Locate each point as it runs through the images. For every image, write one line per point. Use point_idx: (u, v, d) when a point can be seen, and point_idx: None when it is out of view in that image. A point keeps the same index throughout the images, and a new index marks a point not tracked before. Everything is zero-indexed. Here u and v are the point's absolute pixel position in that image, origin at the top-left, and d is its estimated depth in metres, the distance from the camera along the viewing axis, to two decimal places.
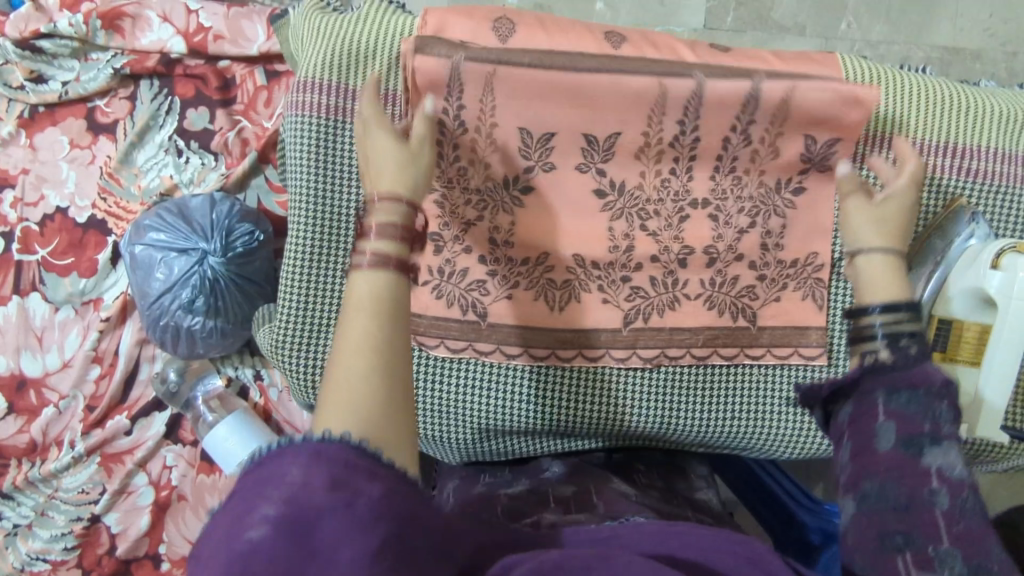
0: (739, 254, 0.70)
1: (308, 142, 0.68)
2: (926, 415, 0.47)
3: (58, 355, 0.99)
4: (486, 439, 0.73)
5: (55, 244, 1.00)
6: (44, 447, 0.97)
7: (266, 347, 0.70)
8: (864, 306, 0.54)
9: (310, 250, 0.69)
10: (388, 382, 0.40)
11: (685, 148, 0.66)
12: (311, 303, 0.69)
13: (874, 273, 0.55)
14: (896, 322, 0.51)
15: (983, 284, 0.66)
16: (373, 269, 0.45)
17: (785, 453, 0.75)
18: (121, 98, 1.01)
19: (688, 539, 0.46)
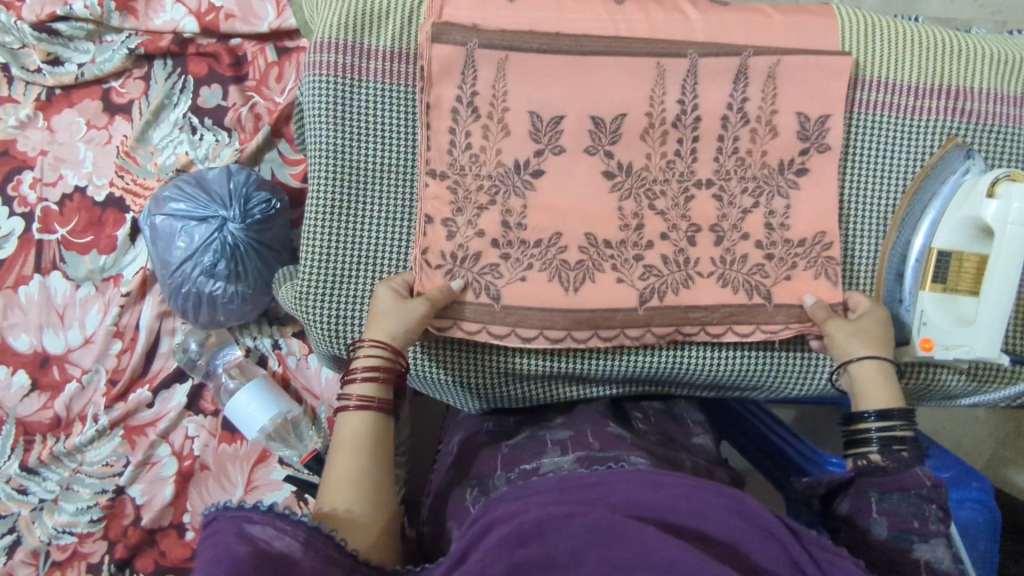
0: (744, 233, 0.72)
1: (325, 100, 0.71)
2: (914, 513, 0.60)
3: (80, 332, 1.02)
4: (505, 384, 0.75)
5: (75, 223, 1.02)
6: (68, 423, 1.00)
7: (290, 301, 0.72)
8: (862, 411, 0.66)
9: (331, 204, 0.71)
10: (371, 503, 0.61)
11: (688, 128, 0.71)
12: (333, 255, 0.71)
13: (864, 383, 0.67)
14: (888, 431, 0.64)
15: (979, 212, 0.66)
16: (358, 409, 0.64)
17: (794, 391, 0.76)
18: (136, 78, 1.02)
19: (680, 490, 0.50)
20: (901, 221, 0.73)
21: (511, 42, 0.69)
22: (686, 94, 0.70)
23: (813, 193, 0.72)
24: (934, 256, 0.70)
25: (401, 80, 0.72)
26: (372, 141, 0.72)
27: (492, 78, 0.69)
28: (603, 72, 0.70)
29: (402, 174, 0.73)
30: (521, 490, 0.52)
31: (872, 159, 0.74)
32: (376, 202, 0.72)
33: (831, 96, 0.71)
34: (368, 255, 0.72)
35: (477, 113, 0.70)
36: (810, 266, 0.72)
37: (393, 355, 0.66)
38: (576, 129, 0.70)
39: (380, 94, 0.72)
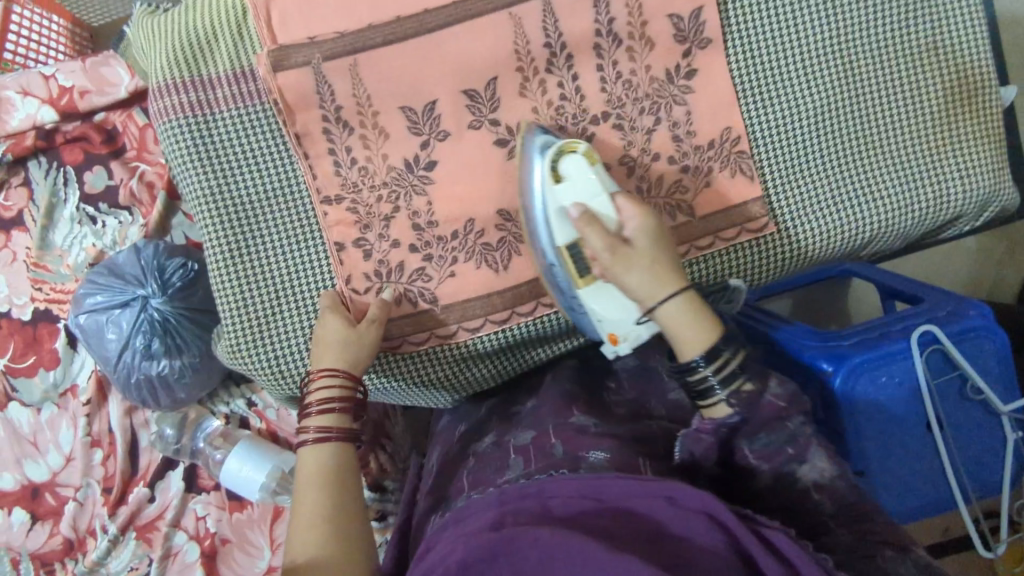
0: (653, 154, 0.70)
1: (184, 147, 0.68)
2: (786, 441, 0.58)
3: (58, 452, 1.00)
4: (469, 373, 0.73)
5: (12, 349, 0.99)
6: (81, 541, 1.00)
7: (225, 357, 0.70)
8: (688, 361, 0.59)
9: (227, 249, 0.68)
10: (338, 537, 0.59)
11: (564, 69, 0.68)
12: (248, 300, 0.69)
13: (674, 323, 0.60)
14: (722, 369, 0.58)
15: (559, 202, 0.63)
16: (316, 441, 0.63)
17: (756, 281, 0.73)
18: (16, 186, 0.97)
19: (610, 488, 0.51)
20: (530, 229, 0.67)
21: (355, 44, 0.66)
22: (549, 33, 0.67)
23: (706, 89, 0.70)
24: (567, 253, 0.64)
25: (251, 99, 0.67)
26: (246, 172, 0.68)
27: (350, 88, 0.66)
28: (455, 41, 0.66)
29: (288, 195, 0.69)
30: (461, 517, 0.55)
31: (757, 23, 0.69)
32: (272, 232, 0.69)
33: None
34: (282, 287, 0.69)
35: (350, 127, 0.67)
36: (730, 167, 0.70)
37: (347, 382, 0.65)
38: (449, 108, 0.68)
39: (236, 122, 0.68)
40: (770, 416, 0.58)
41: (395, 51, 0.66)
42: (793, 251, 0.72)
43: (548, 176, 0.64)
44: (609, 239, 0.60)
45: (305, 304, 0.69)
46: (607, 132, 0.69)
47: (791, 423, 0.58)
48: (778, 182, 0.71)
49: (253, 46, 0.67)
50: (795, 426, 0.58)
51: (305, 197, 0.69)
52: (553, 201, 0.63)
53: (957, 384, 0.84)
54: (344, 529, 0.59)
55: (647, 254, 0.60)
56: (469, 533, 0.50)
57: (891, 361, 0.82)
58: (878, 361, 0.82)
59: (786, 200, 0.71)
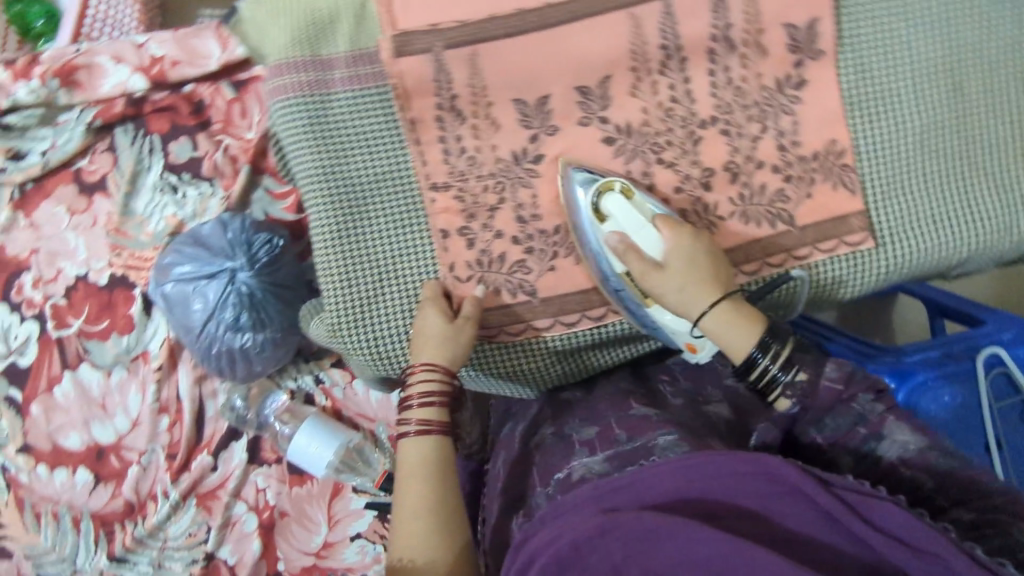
0: (757, 161, 0.70)
1: (302, 125, 0.68)
2: (858, 422, 0.61)
3: (126, 416, 1.02)
4: (557, 367, 0.74)
5: (87, 312, 1.01)
6: (142, 504, 1.02)
7: (324, 334, 0.72)
8: (749, 360, 0.62)
9: (336, 229, 0.70)
10: (442, 527, 0.63)
11: (676, 72, 0.69)
12: (352, 280, 0.70)
13: (724, 331, 0.63)
14: (778, 360, 0.62)
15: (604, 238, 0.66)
16: (420, 434, 0.65)
17: (849, 292, 0.73)
18: (101, 151, 0.99)
19: (710, 469, 0.52)
20: (585, 259, 0.69)
21: (475, 34, 0.66)
22: (666, 36, 0.67)
23: (816, 99, 0.69)
24: (627, 280, 0.66)
25: (370, 82, 0.69)
26: (358, 153, 0.69)
27: (466, 77, 0.67)
28: (574, 39, 0.67)
29: (398, 180, 0.70)
30: (558, 508, 0.55)
31: (872, 35, 0.69)
32: (380, 216, 0.70)
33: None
34: (386, 269, 0.70)
35: (462, 115, 0.68)
36: (833, 180, 0.70)
37: (446, 378, 0.66)
38: (561, 104, 0.69)
39: (353, 103, 0.69)
40: (830, 401, 0.62)
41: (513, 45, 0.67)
42: (889, 266, 0.71)
43: (592, 216, 0.66)
44: (648, 263, 0.64)
45: (409, 287, 0.70)
46: (715, 138, 0.70)
47: (857, 402, 0.62)
48: (883, 194, 0.71)
49: (373, 30, 0.70)
50: (863, 405, 0.62)
51: (414, 184, 0.70)
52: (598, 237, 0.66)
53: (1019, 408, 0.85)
54: (449, 520, 0.63)
55: (683, 276, 0.63)
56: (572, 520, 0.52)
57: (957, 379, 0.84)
58: (944, 378, 0.83)
59: (889, 213, 0.71)
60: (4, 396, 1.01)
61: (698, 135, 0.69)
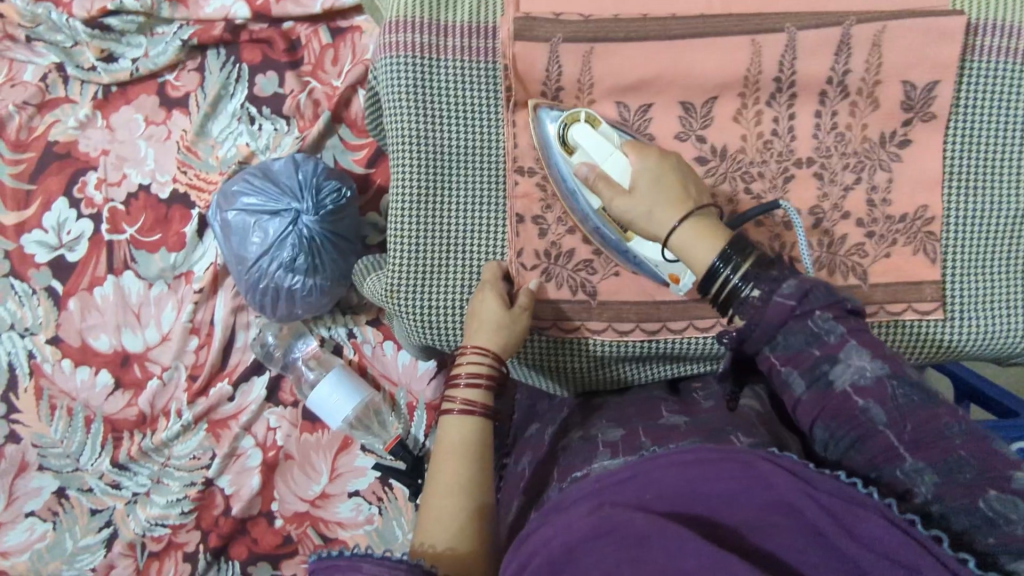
0: (842, 209, 0.69)
1: (403, 85, 0.68)
2: (811, 341, 0.51)
3: (157, 330, 1.03)
4: (599, 372, 0.74)
5: (142, 222, 1.02)
6: (153, 418, 1.03)
7: (380, 293, 0.71)
8: (710, 267, 0.56)
9: (415, 193, 0.70)
10: (465, 504, 0.61)
11: (782, 106, 0.68)
12: (421, 246, 0.70)
13: (687, 247, 0.58)
14: (739, 270, 0.54)
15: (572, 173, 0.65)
16: (462, 414, 0.65)
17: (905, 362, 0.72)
18: (190, 70, 1.01)
19: (702, 472, 0.46)
20: (563, 199, 0.68)
21: (596, 32, 0.67)
22: (783, 68, 0.67)
23: (915, 163, 0.69)
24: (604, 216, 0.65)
25: (481, 58, 0.69)
26: (454, 124, 0.69)
27: (577, 72, 0.67)
28: (688, 55, 0.66)
29: (485, 158, 0.70)
30: (561, 503, 0.50)
31: (984, 111, 0.69)
32: (460, 189, 0.70)
33: (937, 58, 0.67)
34: (456, 242, 0.71)
35: (563, 108, 0.68)
36: (914, 245, 0.70)
37: (496, 363, 0.66)
38: (662, 115, 0.69)
39: (459, 74, 0.69)
40: (780, 320, 0.52)
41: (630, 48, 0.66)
42: (952, 343, 0.70)
43: (561, 148, 0.66)
44: (615, 188, 0.62)
45: (476, 264, 0.71)
46: (805, 179, 0.69)
47: (812, 320, 0.51)
48: (960, 271, 0.70)
49: (496, 8, 0.70)
50: (819, 325, 0.51)
51: (501, 165, 0.71)
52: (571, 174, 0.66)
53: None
54: (473, 499, 0.61)
55: (645, 201, 0.60)
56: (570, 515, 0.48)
57: None
58: None
59: (964, 289, 0.70)
60: (45, 286, 1.03)
61: (790, 172, 0.69)
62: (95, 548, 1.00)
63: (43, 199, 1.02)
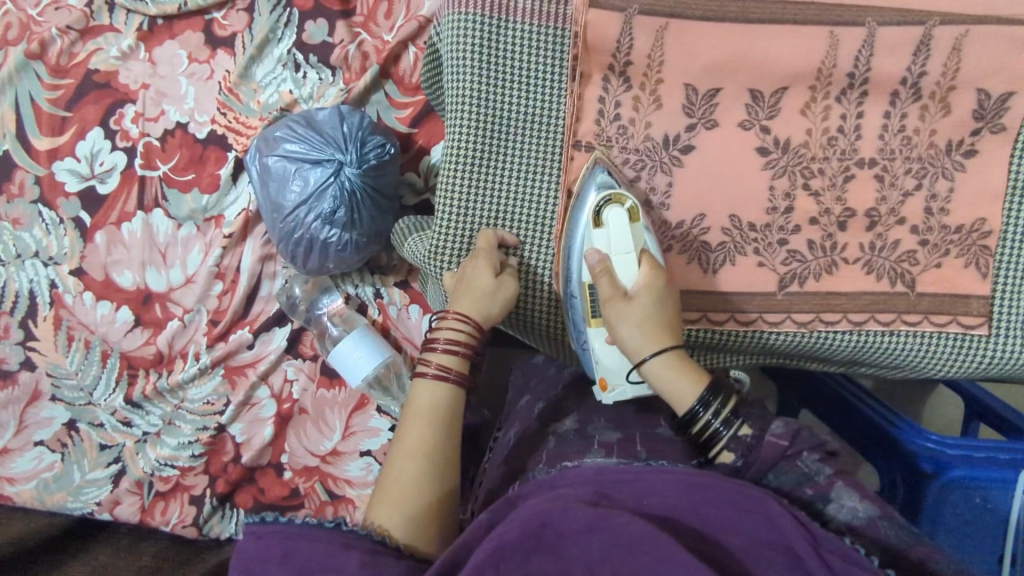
0: (898, 214, 0.69)
1: (468, 40, 0.66)
2: (803, 481, 0.57)
3: (182, 272, 1.02)
4: None
5: (176, 160, 1.01)
6: (170, 359, 1.02)
7: (421, 254, 0.71)
8: (691, 411, 0.60)
9: (467, 155, 0.68)
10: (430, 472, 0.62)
11: (851, 104, 0.67)
12: (469, 211, 0.69)
13: (668, 381, 0.61)
14: (721, 416, 0.59)
15: (592, 243, 0.65)
16: (434, 378, 0.65)
17: (940, 372, 0.72)
18: (238, 10, 0.99)
19: (703, 493, 0.49)
20: (561, 259, 0.68)
21: (673, 8, 0.65)
22: (858, 64, 0.65)
23: (979, 174, 0.68)
24: (587, 293, 0.66)
25: (550, 22, 0.67)
26: (515, 90, 0.68)
27: (648, 47, 0.66)
28: (765, 40, 0.65)
29: (542, 127, 0.69)
30: (557, 481, 0.54)
31: None
32: (514, 156, 0.69)
33: (1016, 70, 0.65)
34: (505, 211, 0.70)
35: (629, 84, 0.67)
36: (966, 258, 0.69)
37: (473, 331, 0.67)
38: (728, 99, 0.67)
39: (527, 38, 0.67)
40: (773, 457, 0.58)
41: (706, 28, 0.65)
42: (989, 360, 0.70)
43: (590, 217, 0.65)
44: (617, 289, 0.63)
45: (523, 235, 0.70)
46: (865, 180, 0.68)
47: (802, 461, 0.58)
48: (1011, 289, 0.69)
49: None
50: (808, 465, 0.58)
51: (558, 136, 0.69)
52: (587, 244, 0.66)
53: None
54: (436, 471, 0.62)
55: (644, 312, 0.62)
56: (565, 498, 0.50)
57: (992, 489, 0.84)
58: (977, 484, 0.84)
59: (1010, 307, 0.69)
60: (73, 217, 1.02)
61: (849, 171, 0.68)
62: (102, 483, 1.00)
63: (78, 127, 1.01)
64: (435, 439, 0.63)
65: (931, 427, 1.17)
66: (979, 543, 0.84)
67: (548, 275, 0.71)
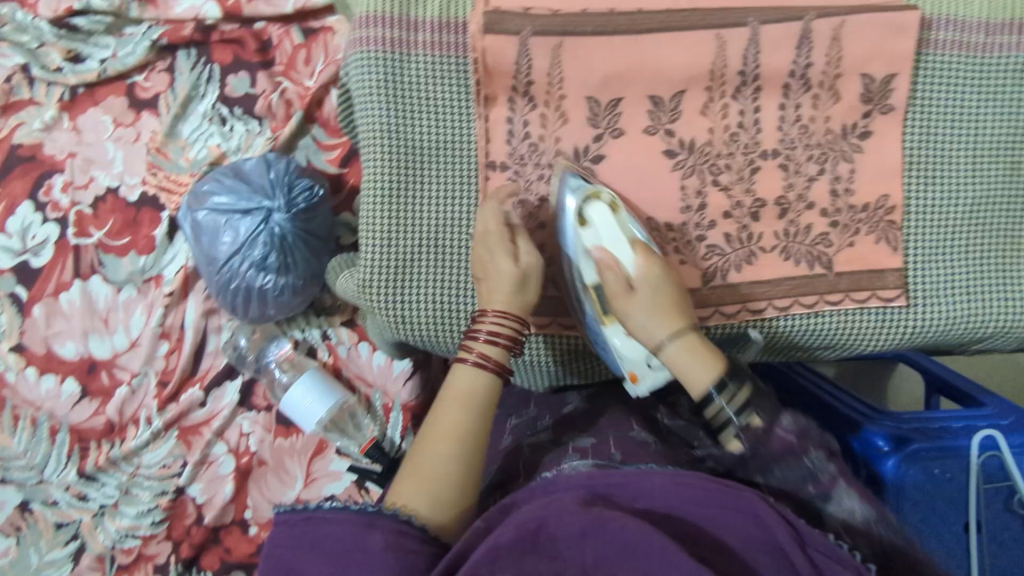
0: (806, 200, 0.71)
1: (374, 77, 0.68)
2: (806, 478, 0.56)
3: (126, 335, 1.01)
4: (570, 366, 0.76)
5: (110, 225, 1.00)
6: (122, 426, 1.00)
7: (353, 290, 0.71)
8: (704, 395, 0.60)
9: (386, 187, 0.69)
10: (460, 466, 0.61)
11: (748, 99, 0.70)
12: (394, 241, 0.70)
13: (680, 363, 0.61)
14: (735, 401, 0.59)
15: (582, 244, 0.66)
16: (476, 365, 0.64)
17: (869, 347, 0.74)
18: (159, 71, 1.00)
19: (697, 493, 0.50)
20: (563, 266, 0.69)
21: (565, 27, 0.68)
22: (747, 62, 0.69)
23: (876, 154, 0.71)
24: (594, 292, 0.66)
25: (451, 52, 0.69)
26: (426, 120, 0.70)
27: (547, 67, 0.68)
28: (657, 49, 0.68)
29: (455, 153, 0.71)
30: (549, 485, 0.53)
31: (942, 103, 0.71)
32: (431, 182, 0.70)
33: (895, 52, 0.69)
34: (430, 237, 0.71)
35: (534, 102, 0.69)
36: (876, 234, 0.72)
37: (516, 325, 0.65)
38: (631, 107, 0.70)
39: (431, 69, 0.69)
40: (785, 452, 0.57)
41: (600, 42, 0.68)
42: (911, 330, 0.72)
43: (574, 220, 0.66)
44: (623, 281, 0.62)
45: (450, 259, 0.71)
46: (771, 171, 0.71)
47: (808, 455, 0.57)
48: (921, 259, 0.72)
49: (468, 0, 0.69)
50: (815, 462, 0.56)
51: (472, 159, 0.71)
52: (579, 244, 0.66)
53: (1004, 492, 0.85)
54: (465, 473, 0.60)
55: (649, 298, 0.61)
56: (561, 502, 0.49)
57: (948, 457, 0.85)
58: (934, 453, 0.85)
59: (922, 277, 0.72)
60: (9, 293, 1.00)
61: (755, 163, 0.71)
62: (61, 563, 0.97)
63: (7, 204, 1.00)
64: (466, 433, 0.62)
65: (893, 406, 1.19)
66: (944, 515, 0.85)
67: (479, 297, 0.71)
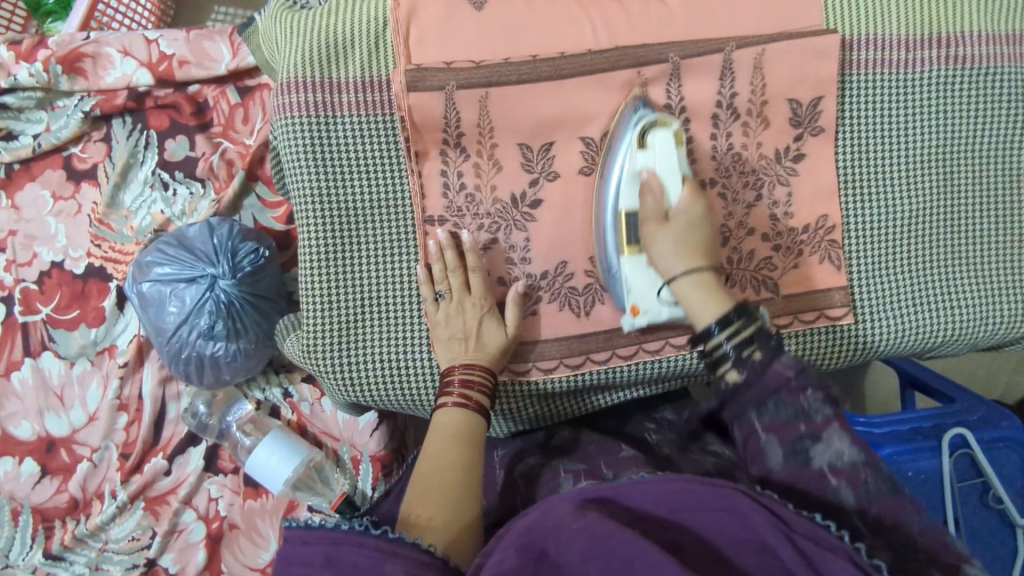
0: (747, 226, 0.71)
1: (300, 142, 0.67)
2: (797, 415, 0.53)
3: (82, 410, 0.99)
4: (530, 408, 0.75)
5: (57, 299, 0.98)
6: (87, 502, 0.97)
7: (298, 355, 0.70)
8: (705, 328, 0.59)
9: (322, 251, 0.69)
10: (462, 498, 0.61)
11: None
12: (336, 304, 0.69)
13: (688, 294, 0.61)
14: (736, 335, 0.57)
15: (634, 165, 0.64)
16: (456, 408, 0.65)
17: (824, 365, 0.73)
18: (96, 140, 0.99)
19: (692, 495, 0.48)
20: (598, 189, 0.68)
21: (490, 77, 0.68)
22: (672, 97, 0.69)
23: (810, 176, 0.71)
24: (625, 220, 0.65)
25: (376, 111, 0.69)
26: (357, 179, 0.69)
27: (475, 118, 0.68)
28: (582, 92, 0.68)
29: (391, 210, 0.70)
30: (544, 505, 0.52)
31: (869, 120, 0.72)
32: (369, 241, 0.70)
33: (818, 76, 0.70)
34: (371, 296, 0.70)
35: (466, 154, 0.69)
36: (819, 254, 0.72)
37: (485, 376, 0.67)
38: (562, 149, 0.70)
39: (356, 129, 0.68)
40: (776, 385, 0.54)
41: (525, 90, 0.68)
42: (862, 345, 0.72)
43: (633, 143, 0.65)
44: (660, 207, 0.63)
45: (395, 317, 0.70)
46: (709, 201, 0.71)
47: (804, 396, 0.53)
48: (865, 275, 0.73)
49: (388, 59, 0.69)
50: (811, 402, 0.53)
51: (408, 215, 0.70)
52: (629, 166, 0.65)
53: (979, 489, 0.84)
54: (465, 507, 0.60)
55: (682, 233, 0.62)
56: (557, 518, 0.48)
57: (920, 459, 0.83)
58: (904, 457, 0.83)
59: (869, 292, 0.72)
60: None
61: None
62: None
63: None
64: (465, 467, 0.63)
65: (868, 407, 1.19)
66: None
67: (426, 352, 0.70)
